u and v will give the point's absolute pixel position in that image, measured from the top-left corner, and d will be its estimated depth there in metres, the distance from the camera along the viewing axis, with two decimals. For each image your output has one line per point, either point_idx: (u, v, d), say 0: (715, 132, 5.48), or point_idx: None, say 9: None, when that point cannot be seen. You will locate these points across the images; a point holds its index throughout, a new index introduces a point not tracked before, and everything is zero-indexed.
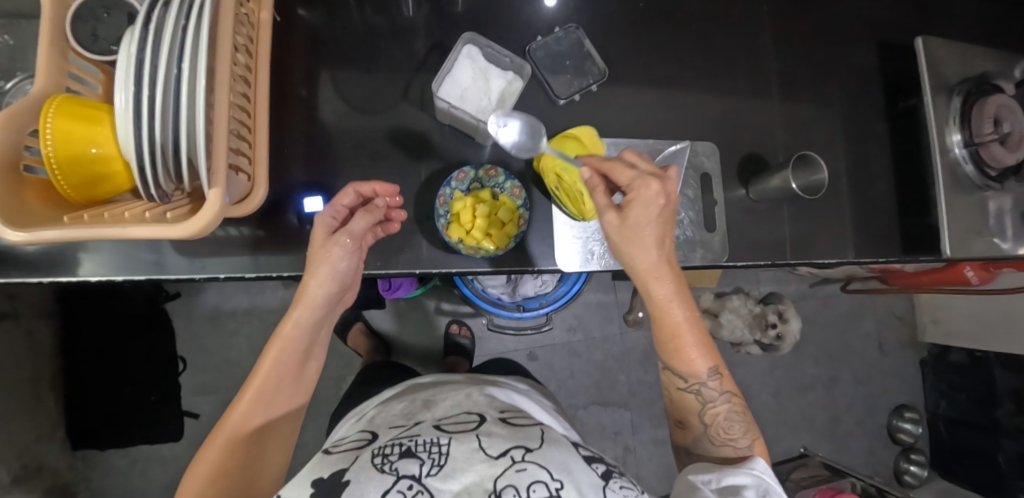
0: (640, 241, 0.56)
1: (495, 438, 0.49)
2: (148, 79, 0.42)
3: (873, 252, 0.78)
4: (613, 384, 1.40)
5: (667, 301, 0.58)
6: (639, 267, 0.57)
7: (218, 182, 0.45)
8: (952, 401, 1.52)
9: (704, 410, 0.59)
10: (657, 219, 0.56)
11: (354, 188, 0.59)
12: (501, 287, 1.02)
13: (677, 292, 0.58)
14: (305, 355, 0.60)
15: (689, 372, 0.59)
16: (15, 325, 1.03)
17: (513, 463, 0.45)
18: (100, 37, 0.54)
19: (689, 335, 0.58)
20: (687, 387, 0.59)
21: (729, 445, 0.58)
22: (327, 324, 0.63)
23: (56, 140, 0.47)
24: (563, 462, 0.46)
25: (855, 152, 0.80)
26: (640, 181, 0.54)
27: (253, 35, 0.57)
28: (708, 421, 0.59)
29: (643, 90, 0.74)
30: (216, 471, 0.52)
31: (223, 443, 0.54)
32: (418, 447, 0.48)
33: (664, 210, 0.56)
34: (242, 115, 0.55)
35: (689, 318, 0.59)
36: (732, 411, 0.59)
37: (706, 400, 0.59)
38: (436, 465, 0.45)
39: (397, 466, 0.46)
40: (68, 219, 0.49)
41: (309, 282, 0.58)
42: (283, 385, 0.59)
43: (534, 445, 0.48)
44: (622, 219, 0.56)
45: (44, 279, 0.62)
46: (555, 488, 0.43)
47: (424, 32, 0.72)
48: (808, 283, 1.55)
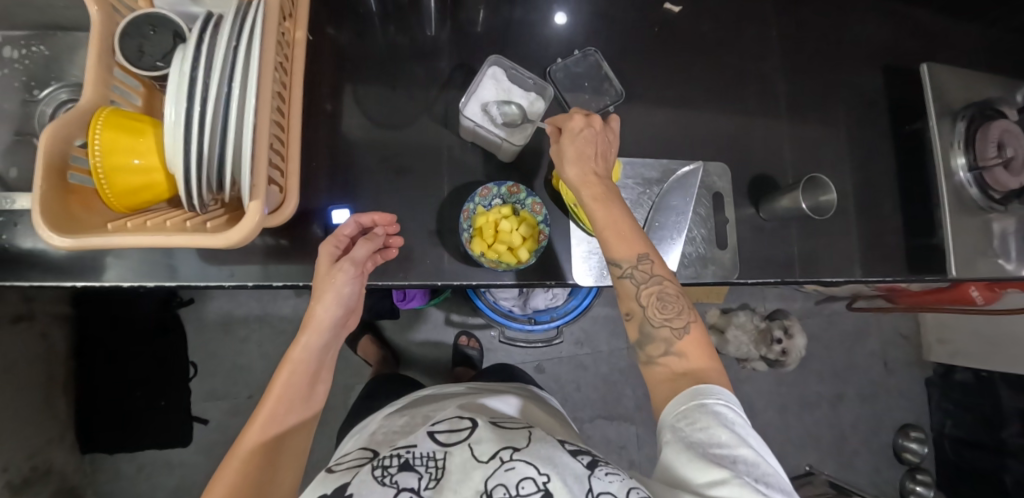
0: (567, 154, 0.60)
1: (485, 444, 0.53)
2: (201, 97, 0.45)
3: (881, 271, 0.80)
4: (619, 398, 1.40)
5: (594, 199, 0.59)
6: (570, 177, 0.60)
7: (259, 194, 0.48)
8: (958, 421, 1.52)
9: (640, 293, 0.57)
10: (586, 137, 0.60)
11: (355, 219, 0.63)
12: (513, 300, 1.03)
13: (607, 190, 0.59)
14: (310, 374, 0.61)
15: (620, 258, 0.58)
16: (32, 326, 1.05)
17: (502, 463, 0.49)
18: (145, 53, 0.56)
19: (625, 223, 0.58)
20: (623, 273, 0.58)
21: (667, 326, 0.55)
22: (332, 349, 0.66)
23: (103, 151, 0.50)
24: (548, 456, 0.50)
25: (861, 174, 0.82)
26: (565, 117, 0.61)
27: (289, 53, 0.60)
28: (645, 304, 0.57)
29: (657, 111, 0.77)
30: (235, 492, 0.50)
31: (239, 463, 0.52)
32: (415, 461, 0.51)
33: (594, 133, 0.61)
34: (277, 129, 0.58)
35: (623, 211, 0.59)
36: (665, 292, 0.56)
37: (639, 281, 0.57)
38: (433, 479, 0.49)
39: (396, 479, 0.48)
40: (111, 227, 0.51)
41: (315, 307, 0.61)
42: (293, 406, 0.59)
43: (520, 444, 0.53)
44: (558, 149, 0.61)
45: (77, 283, 0.64)
46: (542, 482, 0.47)
47: (447, 52, 0.75)
48: (814, 300, 1.56)
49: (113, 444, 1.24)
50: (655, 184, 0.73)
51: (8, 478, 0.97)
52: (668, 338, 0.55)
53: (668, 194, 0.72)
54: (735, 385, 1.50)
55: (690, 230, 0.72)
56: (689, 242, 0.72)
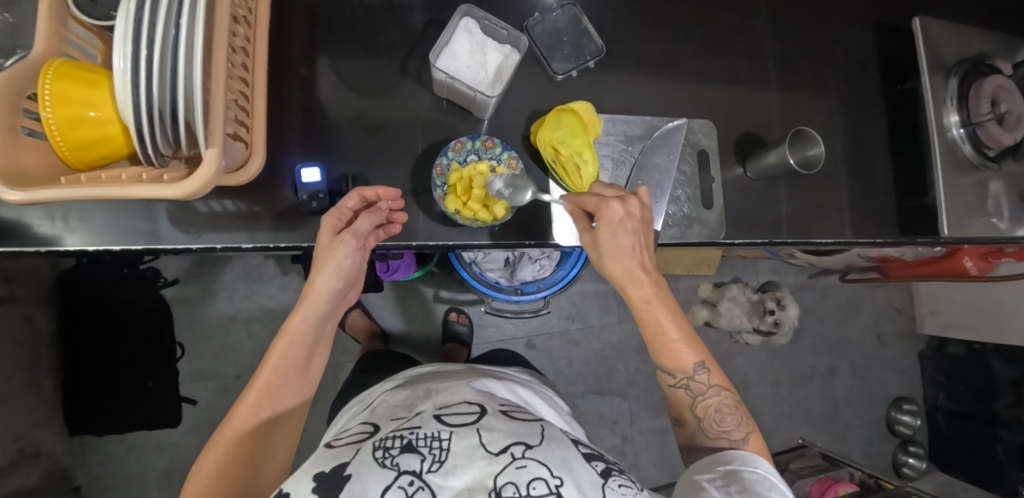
0: (614, 253, 0.57)
1: (496, 433, 0.48)
2: (146, 38, 0.42)
3: (872, 232, 0.78)
4: (611, 373, 1.40)
5: (646, 303, 0.58)
6: (615, 275, 0.58)
7: (215, 143, 0.46)
8: (951, 393, 1.52)
9: (695, 405, 0.60)
10: (628, 230, 0.57)
11: (359, 192, 0.61)
12: (499, 271, 1.03)
13: (657, 287, 0.58)
14: (309, 346, 0.59)
15: (677, 368, 0.59)
16: (13, 309, 1.03)
17: (513, 460, 0.45)
18: (98, 2, 0.54)
19: (672, 330, 0.58)
20: (677, 383, 0.60)
21: (724, 437, 0.57)
22: (331, 321, 0.63)
23: (55, 103, 0.48)
24: (563, 458, 0.46)
25: (853, 133, 0.80)
26: (602, 204, 0.56)
27: (252, 6, 0.58)
28: (700, 415, 0.59)
29: (640, 69, 0.74)
30: (225, 464, 0.51)
31: (230, 436, 0.52)
32: (418, 442, 0.46)
33: (636, 222, 0.57)
34: (241, 85, 0.56)
35: (673, 316, 0.58)
36: (723, 403, 0.59)
37: (696, 393, 0.59)
38: (437, 461, 0.45)
39: (398, 461, 0.44)
40: (64, 181, 0.49)
41: (314, 279, 0.58)
42: (289, 376, 0.57)
43: (534, 441, 0.48)
44: (595, 240, 0.58)
45: (42, 249, 0.62)
46: (554, 485, 0.43)
47: (422, 8, 0.72)
48: (807, 274, 1.55)
49: (104, 426, 1.23)
50: (638, 141, 0.71)
51: None
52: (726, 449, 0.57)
53: (651, 152, 0.70)
54: (728, 359, 1.49)
55: (674, 189, 0.70)
56: (673, 202, 0.70)
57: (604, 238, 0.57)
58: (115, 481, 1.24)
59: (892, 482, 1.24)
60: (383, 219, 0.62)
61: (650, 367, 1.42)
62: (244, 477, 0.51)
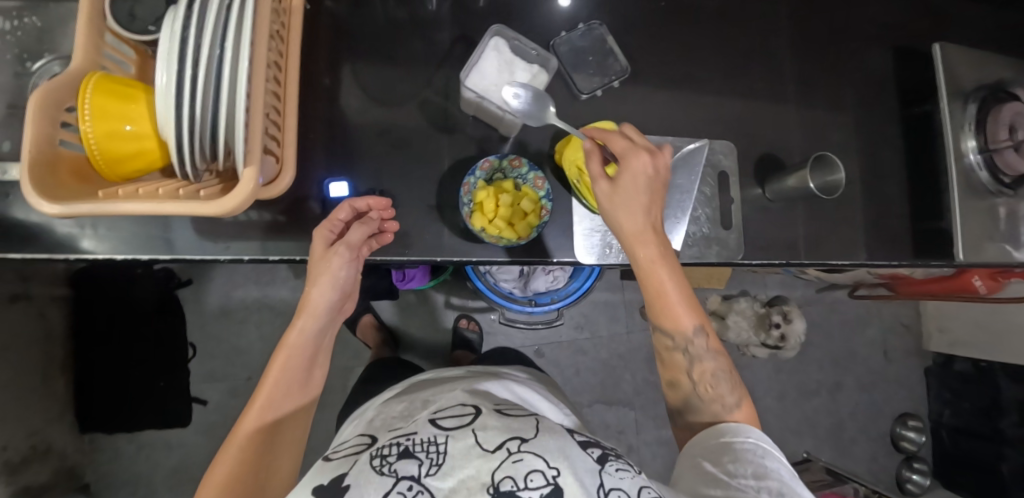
0: (630, 207, 0.56)
1: (490, 431, 0.48)
2: (191, 58, 0.43)
3: (886, 254, 0.79)
4: (618, 383, 1.40)
5: (651, 263, 0.57)
6: (625, 229, 0.57)
7: (253, 162, 0.47)
8: (956, 410, 1.52)
9: (692, 368, 0.60)
10: (646, 186, 0.57)
11: (349, 203, 0.62)
12: (513, 281, 1.04)
13: (663, 243, 0.58)
14: (308, 354, 0.61)
15: (677, 328, 0.59)
16: (28, 305, 1.04)
17: (509, 455, 0.45)
18: (136, 17, 0.55)
19: (676, 294, 0.59)
20: (674, 343, 0.60)
21: (718, 402, 0.58)
22: (330, 333, 0.66)
23: (94, 116, 0.49)
24: (560, 448, 0.46)
25: (870, 155, 0.81)
26: (630, 153, 0.56)
27: (286, 22, 0.59)
28: (695, 378, 0.60)
29: (662, 88, 0.75)
30: (233, 477, 0.50)
31: (237, 450, 0.53)
32: (415, 447, 0.47)
33: (657, 176, 0.57)
34: (273, 101, 0.57)
35: (676, 279, 0.59)
36: (717, 368, 0.60)
37: (692, 356, 0.60)
38: (434, 464, 0.45)
39: (395, 468, 0.45)
40: (102, 195, 0.50)
41: (311, 291, 0.61)
42: (290, 384, 0.59)
43: (528, 434, 0.48)
44: (613, 191, 0.56)
45: (69, 257, 0.63)
46: (551, 476, 0.43)
47: (448, 24, 0.73)
48: (815, 288, 1.55)
49: (114, 425, 1.24)
50: None
51: (7, 456, 0.96)
52: (719, 413, 0.58)
53: (673, 172, 0.70)
54: None
55: (694, 209, 0.71)
56: (692, 222, 0.71)
57: (625, 184, 0.56)
58: (124, 479, 1.26)
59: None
60: (375, 229, 0.63)
61: (657, 378, 1.42)
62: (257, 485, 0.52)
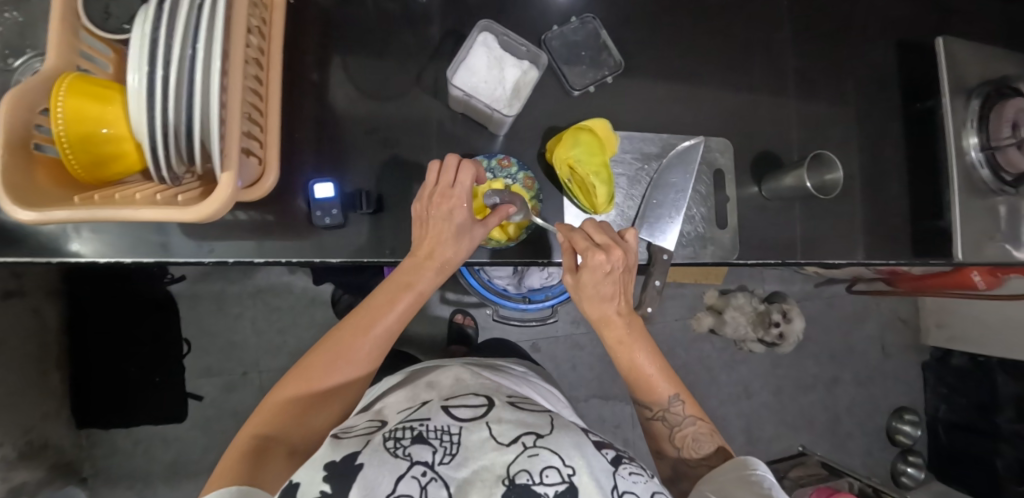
0: (595, 299, 0.60)
1: (505, 425, 0.47)
2: (163, 59, 0.42)
3: (883, 254, 0.78)
4: (614, 378, 1.40)
5: (622, 344, 0.60)
6: (592, 317, 0.61)
7: (230, 166, 0.46)
8: (953, 405, 1.52)
9: (673, 435, 0.60)
10: (610, 280, 0.58)
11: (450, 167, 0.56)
12: (507, 278, 1.02)
13: (631, 333, 0.60)
14: (387, 333, 0.57)
15: (652, 400, 0.61)
16: (23, 302, 1.02)
17: (525, 448, 0.43)
18: (111, 15, 0.54)
19: (651, 369, 0.61)
20: (653, 415, 0.61)
21: (704, 465, 0.59)
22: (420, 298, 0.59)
23: (68, 118, 0.48)
24: (575, 444, 0.45)
25: (870, 152, 0.80)
26: (588, 250, 0.57)
27: (267, 17, 0.57)
28: (679, 444, 0.60)
29: (657, 83, 0.73)
30: (282, 407, 0.52)
31: (293, 383, 0.53)
32: (429, 434, 0.45)
33: (620, 268, 0.58)
34: (254, 98, 0.55)
35: (650, 354, 0.61)
36: (699, 432, 0.60)
37: (672, 424, 0.60)
38: (449, 453, 0.43)
39: (409, 452, 0.43)
40: (78, 201, 0.50)
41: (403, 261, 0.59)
42: (357, 353, 0.55)
43: (544, 431, 0.46)
44: (578, 282, 0.60)
45: (53, 260, 0.62)
46: (567, 474, 0.42)
47: (438, 18, 0.71)
48: (814, 283, 1.54)
49: (111, 420, 1.24)
50: (654, 159, 0.70)
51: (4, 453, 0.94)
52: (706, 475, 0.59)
53: (668, 170, 0.69)
54: (730, 367, 1.50)
55: (689, 208, 0.70)
56: (687, 221, 0.70)
57: (586, 281, 0.58)
58: (123, 471, 1.27)
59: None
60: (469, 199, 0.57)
61: None
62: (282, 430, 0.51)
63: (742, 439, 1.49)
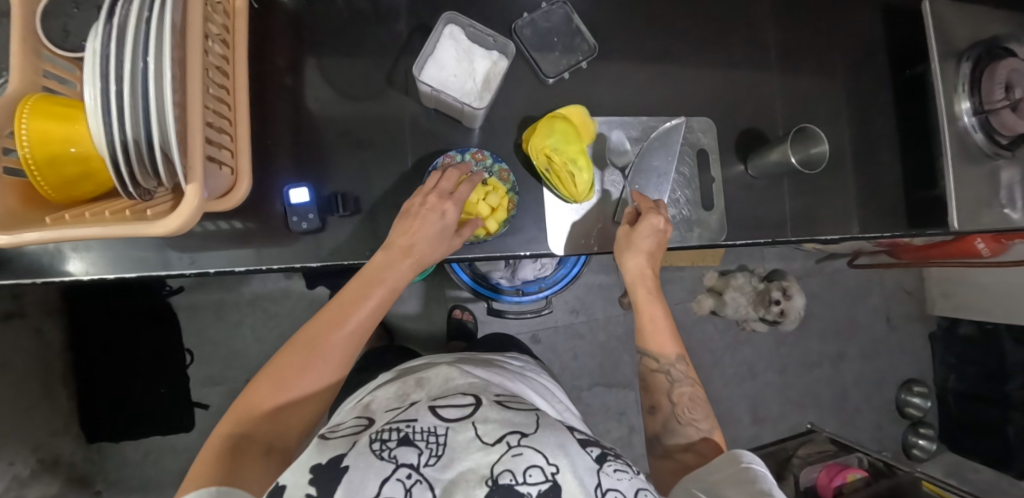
0: (638, 249, 0.63)
1: (491, 424, 0.45)
2: (115, 75, 0.42)
3: (878, 226, 0.76)
4: (617, 365, 1.40)
5: (650, 300, 0.65)
6: (631, 268, 0.64)
7: (195, 178, 0.45)
8: (962, 374, 1.51)
9: (671, 391, 0.61)
10: (658, 240, 0.64)
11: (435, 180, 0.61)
12: (500, 272, 1.01)
13: (654, 292, 0.65)
14: (362, 328, 0.56)
15: (661, 353, 0.63)
16: (24, 323, 1.02)
17: (509, 448, 0.42)
18: (70, 33, 0.54)
19: (668, 329, 0.64)
20: (658, 367, 0.62)
21: (693, 425, 0.59)
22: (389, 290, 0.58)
23: (33, 140, 0.48)
24: (559, 443, 0.44)
25: (859, 124, 0.78)
26: (652, 210, 0.63)
27: (229, 24, 0.56)
28: (675, 401, 0.61)
29: (635, 66, 0.72)
30: (251, 411, 0.50)
31: (260, 386, 0.51)
32: (415, 435, 0.44)
33: (666, 235, 0.64)
34: (221, 108, 0.55)
35: (666, 316, 0.65)
36: (695, 394, 0.61)
37: (674, 379, 0.61)
38: (434, 455, 0.42)
39: (395, 454, 0.42)
40: (49, 221, 0.50)
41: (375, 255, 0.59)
42: (324, 343, 0.53)
43: (529, 429, 0.45)
44: (629, 234, 0.63)
45: (38, 280, 0.62)
46: (551, 473, 0.41)
47: (406, 13, 0.70)
48: (815, 259, 1.52)
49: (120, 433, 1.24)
50: (635, 143, 0.69)
51: (16, 472, 0.96)
52: (693, 435, 0.59)
53: (650, 153, 0.68)
54: (734, 347, 1.49)
55: (673, 192, 0.69)
56: (672, 205, 0.69)
57: (641, 231, 0.62)
58: (136, 482, 1.29)
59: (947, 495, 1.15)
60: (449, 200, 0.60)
61: None
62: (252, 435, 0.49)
63: (749, 420, 1.48)
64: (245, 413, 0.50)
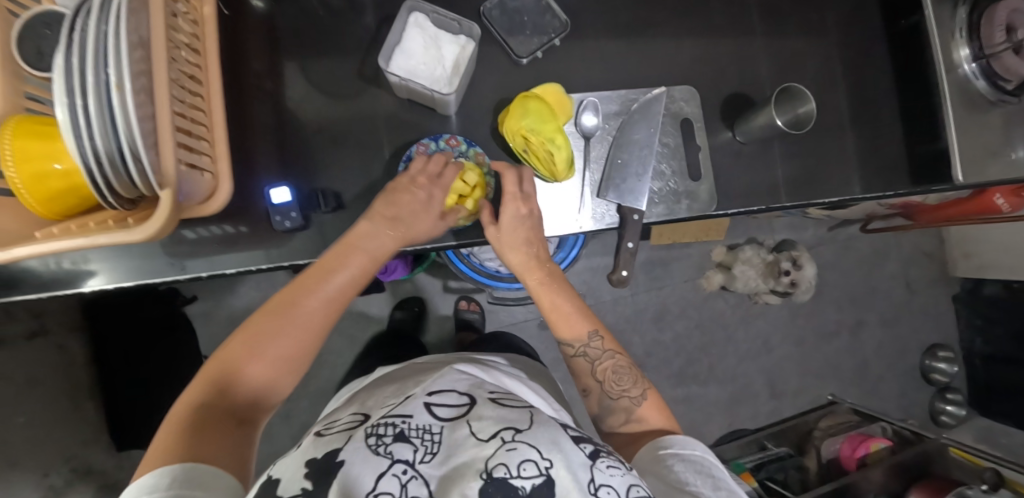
0: (514, 244, 0.62)
1: (485, 421, 0.44)
2: (78, 90, 0.42)
3: (881, 186, 0.73)
4: (627, 346, 1.40)
5: (545, 290, 0.63)
6: (515, 265, 0.63)
7: (169, 183, 0.46)
8: (988, 336, 1.45)
9: (595, 369, 0.60)
10: (525, 231, 0.62)
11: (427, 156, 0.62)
12: (499, 260, 1.01)
13: (552, 280, 0.63)
14: (339, 295, 0.55)
15: (574, 337, 0.61)
16: (46, 342, 1.06)
17: (503, 444, 0.41)
18: (45, 53, 0.55)
19: (571, 309, 0.62)
20: (575, 352, 0.61)
21: (624, 396, 0.59)
22: (372, 259, 0.57)
23: (15, 161, 0.49)
24: (553, 440, 0.42)
25: (851, 80, 0.75)
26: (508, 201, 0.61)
27: (199, 31, 0.57)
28: (600, 378, 0.60)
29: (610, 40, 0.71)
30: (217, 379, 0.48)
31: (227, 351, 0.49)
32: (411, 432, 0.42)
33: (528, 220, 0.62)
34: (197, 114, 0.55)
35: (570, 298, 0.63)
36: (619, 365, 0.60)
37: (593, 358, 0.60)
38: (430, 452, 0.41)
39: (391, 449, 0.41)
40: (38, 235, 0.51)
41: (356, 225, 0.58)
42: (298, 311, 0.52)
43: (523, 425, 0.44)
44: (498, 235, 0.62)
45: (43, 294, 0.64)
46: (545, 468, 0.39)
47: (375, 5, 0.70)
48: (827, 227, 1.48)
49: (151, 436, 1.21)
50: (615, 117, 0.68)
51: (51, 483, 0.98)
52: (627, 406, 0.58)
53: (631, 126, 0.67)
54: (747, 322, 1.46)
55: (658, 164, 0.68)
56: (658, 177, 0.67)
57: (508, 225, 0.61)
58: None
59: (983, 462, 1.11)
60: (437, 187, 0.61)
61: (666, 337, 1.42)
62: (216, 404, 0.46)
63: (768, 395, 1.46)
64: (211, 381, 0.47)
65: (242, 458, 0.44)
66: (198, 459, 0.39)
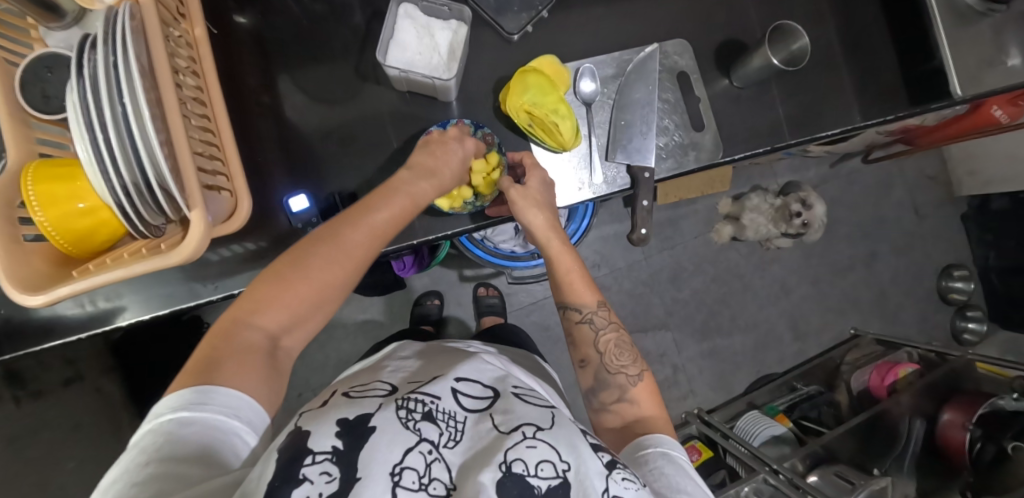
0: (535, 202, 0.63)
1: (508, 415, 0.46)
2: (97, 123, 0.43)
3: (881, 112, 0.74)
4: (648, 307, 1.42)
5: (562, 249, 0.63)
6: (535, 224, 0.63)
7: (196, 203, 0.48)
8: (1002, 249, 1.46)
9: (598, 340, 0.61)
10: (546, 193, 0.64)
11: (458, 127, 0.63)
12: (513, 241, 1.02)
13: (567, 244, 0.64)
14: (381, 234, 0.53)
15: (581, 302, 0.62)
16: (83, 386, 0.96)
17: (524, 438, 0.43)
18: (51, 96, 0.56)
19: (583, 273, 0.63)
20: (582, 318, 0.62)
21: (623, 373, 0.59)
22: (411, 199, 0.55)
23: (43, 205, 0.50)
24: (571, 442, 0.44)
25: (839, 11, 0.75)
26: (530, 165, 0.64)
27: (194, 53, 0.57)
28: (602, 350, 0.61)
29: (596, 4, 0.71)
30: (256, 295, 0.48)
31: (268, 272, 0.49)
32: (438, 414, 0.45)
33: (546, 188, 0.64)
34: (207, 136, 0.56)
35: (579, 265, 0.64)
36: (621, 340, 0.61)
37: (599, 328, 0.61)
38: (454, 439, 0.44)
39: (419, 426, 0.43)
40: (76, 273, 0.53)
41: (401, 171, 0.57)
42: (337, 245, 0.50)
43: (544, 423, 0.46)
44: (522, 191, 0.62)
45: (83, 335, 0.66)
46: (562, 469, 0.41)
47: (360, 4, 0.71)
48: (829, 164, 1.49)
49: None
50: (613, 80, 0.69)
51: None
52: (623, 384, 0.58)
53: (629, 87, 0.68)
54: (762, 268, 1.47)
55: (660, 120, 0.69)
56: (662, 133, 0.68)
57: (532, 183, 0.63)
58: None
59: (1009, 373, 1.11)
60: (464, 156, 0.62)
61: (685, 294, 1.44)
62: (245, 321, 0.46)
63: (791, 337, 1.48)
64: (250, 297, 0.48)
65: (264, 382, 0.44)
66: (227, 383, 0.42)
